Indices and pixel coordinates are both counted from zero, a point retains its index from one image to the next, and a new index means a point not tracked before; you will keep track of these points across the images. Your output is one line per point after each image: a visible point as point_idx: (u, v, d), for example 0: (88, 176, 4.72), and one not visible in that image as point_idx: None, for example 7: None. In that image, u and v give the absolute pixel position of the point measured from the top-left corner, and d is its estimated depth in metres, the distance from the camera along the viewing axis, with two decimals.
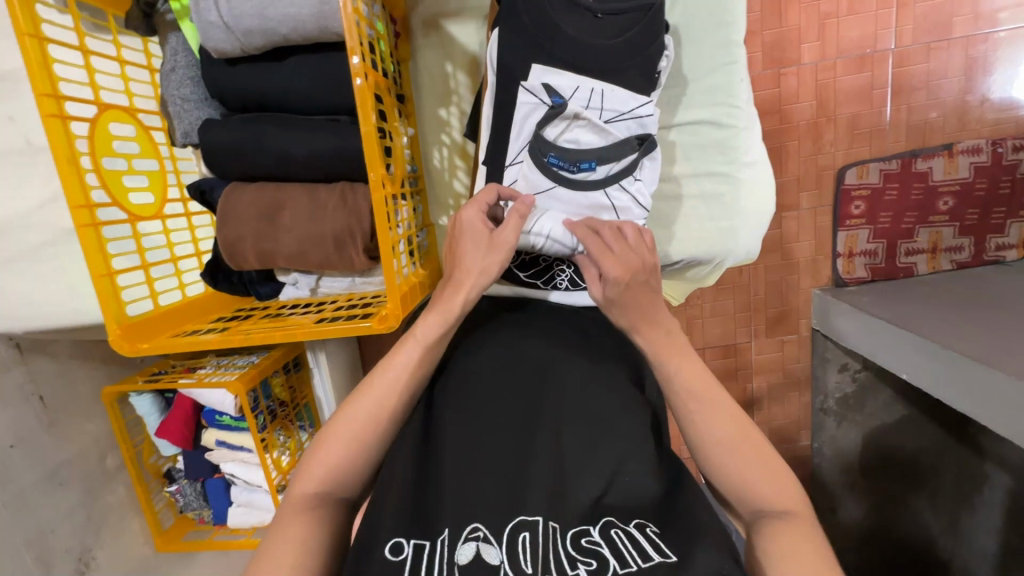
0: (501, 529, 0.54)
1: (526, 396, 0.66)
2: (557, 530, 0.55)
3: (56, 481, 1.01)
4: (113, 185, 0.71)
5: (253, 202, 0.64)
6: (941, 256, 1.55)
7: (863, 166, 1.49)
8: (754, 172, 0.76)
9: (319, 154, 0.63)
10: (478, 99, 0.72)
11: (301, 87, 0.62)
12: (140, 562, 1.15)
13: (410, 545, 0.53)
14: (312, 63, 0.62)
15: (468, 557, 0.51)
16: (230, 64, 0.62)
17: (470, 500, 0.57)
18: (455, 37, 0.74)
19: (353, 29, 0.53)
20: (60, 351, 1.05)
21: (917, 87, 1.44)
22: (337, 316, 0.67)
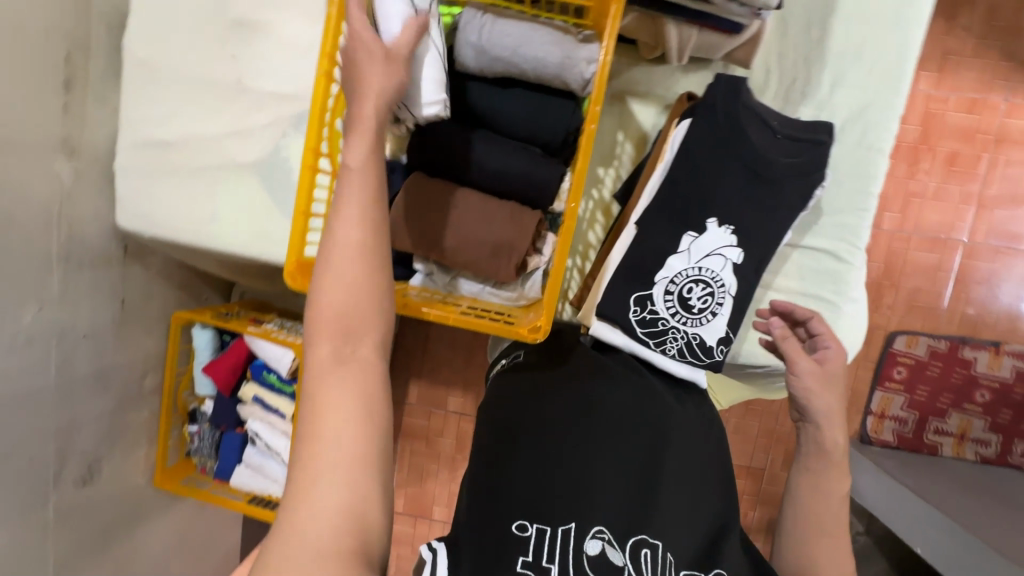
0: (625, 538, 0.57)
1: (645, 429, 0.68)
2: (673, 562, 0.56)
3: (101, 382, 1.03)
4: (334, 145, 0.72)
5: (436, 191, 0.70)
6: (967, 444, 1.58)
7: (913, 337, 1.56)
8: (857, 309, 0.83)
9: (508, 171, 0.69)
10: (643, 169, 0.80)
11: (509, 113, 0.70)
12: (133, 490, 1.13)
13: (534, 527, 0.56)
14: (530, 98, 0.70)
15: (595, 551, 0.55)
16: (462, 80, 0.70)
17: (595, 502, 0.59)
18: (635, 114, 0.84)
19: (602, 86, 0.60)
20: (153, 263, 1.09)
21: (978, 282, 1.54)
22: (473, 313, 0.71)
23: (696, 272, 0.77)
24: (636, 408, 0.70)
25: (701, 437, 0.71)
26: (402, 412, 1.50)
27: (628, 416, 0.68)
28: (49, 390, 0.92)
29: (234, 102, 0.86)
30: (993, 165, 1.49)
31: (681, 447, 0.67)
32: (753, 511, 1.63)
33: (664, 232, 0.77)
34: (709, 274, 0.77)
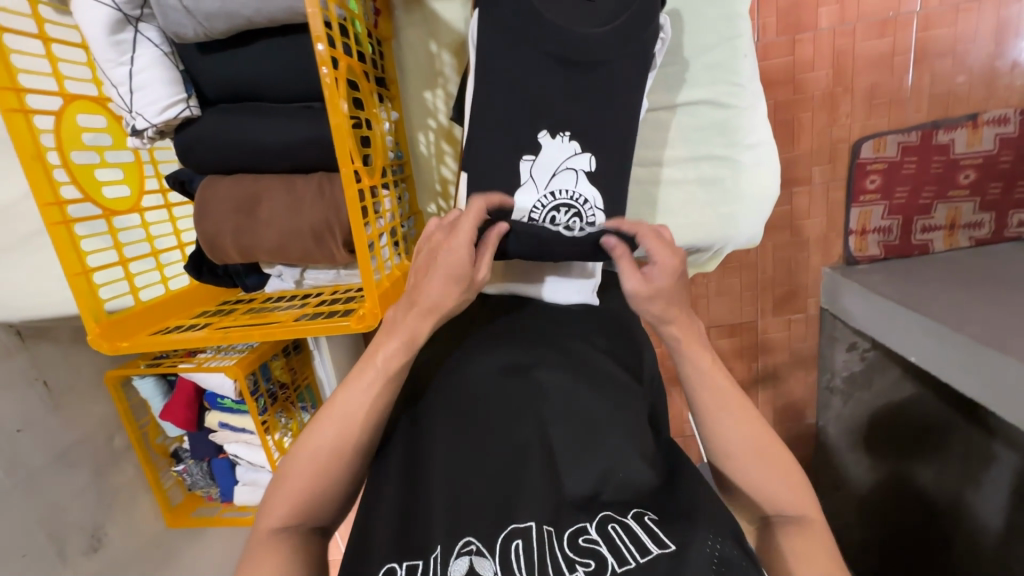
0: (494, 539, 0.56)
1: (510, 399, 0.66)
2: (551, 533, 0.57)
3: (65, 462, 1.04)
4: (85, 180, 0.75)
5: (229, 193, 0.65)
6: (959, 232, 1.49)
7: (880, 139, 1.42)
8: (753, 155, 0.81)
9: (295, 145, 0.64)
10: (461, 84, 0.76)
11: (270, 75, 0.64)
12: (151, 537, 1.19)
13: (403, 568, 0.55)
14: (278, 45, 0.62)
15: (461, 571, 0.54)
16: (202, 51, 0.63)
17: (462, 511, 0.58)
18: (439, 14, 0.76)
19: (317, 20, 0.53)
20: (61, 337, 1.06)
21: (942, 53, 1.35)
22: (318, 311, 0.70)
23: (552, 197, 0.77)
24: (509, 379, 0.67)
25: (585, 379, 0.68)
26: None
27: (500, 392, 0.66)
28: (10, 491, 0.95)
29: None
30: None
31: (559, 404, 0.66)
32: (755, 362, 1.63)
33: (506, 163, 0.75)
34: (566, 195, 0.76)
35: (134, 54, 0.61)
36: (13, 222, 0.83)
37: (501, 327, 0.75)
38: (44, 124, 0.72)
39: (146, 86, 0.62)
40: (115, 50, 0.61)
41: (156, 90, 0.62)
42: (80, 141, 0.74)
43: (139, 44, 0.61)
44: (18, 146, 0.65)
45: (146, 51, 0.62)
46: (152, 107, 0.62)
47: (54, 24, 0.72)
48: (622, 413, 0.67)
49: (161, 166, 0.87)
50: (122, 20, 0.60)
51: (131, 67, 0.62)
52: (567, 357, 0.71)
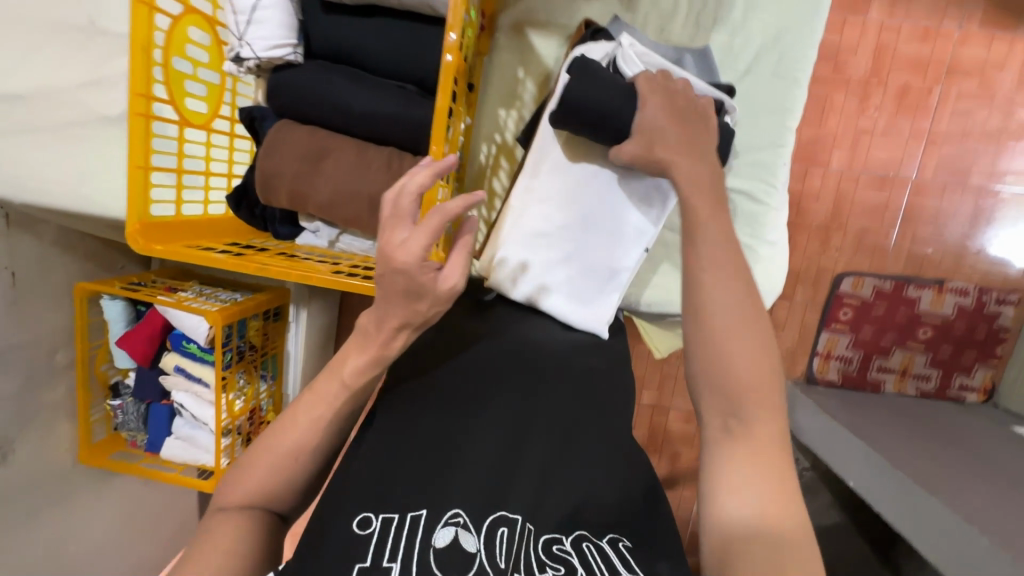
0: (480, 520, 0.57)
1: (502, 399, 0.71)
2: (531, 531, 0.58)
3: (0, 362, 0.97)
4: (175, 86, 0.76)
5: (301, 141, 0.68)
6: (908, 380, 1.61)
7: (859, 278, 1.56)
8: (771, 251, 0.90)
9: (381, 115, 0.68)
10: (540, 110, 0.84)
11: (377, 50, 0.68)
12: (55, 469, 1.09)
13: (377, 520, 0.56)
14: (397, 29, 0.68)
15: (445, 541, 0.54)
16: (325, 11, 0.68)
17: (451, 484, 0.60)
18: (536, 48, 0.86)
19: (457, 12, 0.59)
20: (46, 235, 1.01)
21: (925, 220, 1.52)
22: (352, 272, 0.71)
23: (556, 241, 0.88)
24: (489, 385, 0.73)
25: (567, 401, 0.72)
26: None
27: (484, 399, 0.70)
28: None
29: (87, 49, 0.75)
30: (943, 98, 1.45)
31: (533, 418, 0.69)
32: None
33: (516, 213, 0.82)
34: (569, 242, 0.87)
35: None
36: None
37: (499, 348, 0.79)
38: (159, 23, 0.74)
39: (263, 23, 0.66)
40: None
41: (271, 27, 0.66)
42: (183, 50, 0.77)
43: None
44: (133, 32, 0.68)
45: None
46: (262, 42, 0.66)
47: None
48: (608, 447, 0.69)
49: (238, 98, 0.90)
50: None
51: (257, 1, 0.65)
52: (555, 379, 0.75)
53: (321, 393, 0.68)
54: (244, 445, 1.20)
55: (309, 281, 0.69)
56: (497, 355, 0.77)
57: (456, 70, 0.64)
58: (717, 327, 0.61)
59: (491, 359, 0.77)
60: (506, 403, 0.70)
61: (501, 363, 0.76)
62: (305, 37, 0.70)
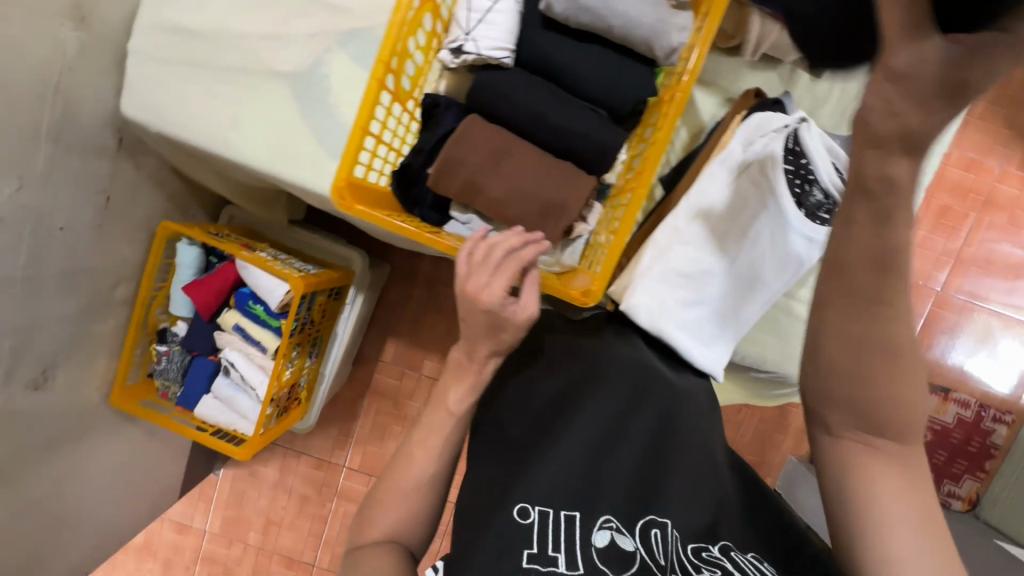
0: (631, 524, 0.66)
1: (619, 419, 0.76)
2: (678, 537, 0.65)
3: (71, 282, 0.94)
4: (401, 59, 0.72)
5: (491, 138, 0.73)
6: None
7: None
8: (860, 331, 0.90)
9: (576, 130, 0.74)
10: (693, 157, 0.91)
11: (582, 71, 0.74)
12: (81, 404, 1.04)
13: (534, 512, 0.65)
14: (608, 56, 0.74)
15: (603, 542, 0.63)
16: (544, 26, 0.75)
17: (597, 494, 0.68)
18: (697, 103, 0.94)
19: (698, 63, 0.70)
20: (146, 166, 1.00)
21: (941, 331, 1.65)
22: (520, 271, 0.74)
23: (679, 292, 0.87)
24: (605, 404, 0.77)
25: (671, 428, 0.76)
26: (374, 368, 1.64)
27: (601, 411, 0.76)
28: (14, 279, 0.83)
29: (277, 5, 0.79)
30: (974, 226, 1.61)
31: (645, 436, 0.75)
32: None
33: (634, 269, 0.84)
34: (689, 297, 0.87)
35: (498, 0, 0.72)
36: None
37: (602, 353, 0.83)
38: None
39: (489, 26, 0.73)
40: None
41: (495, 30, 0.73)
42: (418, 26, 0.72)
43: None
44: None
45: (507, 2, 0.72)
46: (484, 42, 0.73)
47: None
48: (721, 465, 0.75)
49: None
50: None
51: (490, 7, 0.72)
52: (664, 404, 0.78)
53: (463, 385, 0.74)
54: (277, 418, 1.17)
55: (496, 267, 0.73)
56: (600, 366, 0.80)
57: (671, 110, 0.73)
58: (901, 350, 0.53)
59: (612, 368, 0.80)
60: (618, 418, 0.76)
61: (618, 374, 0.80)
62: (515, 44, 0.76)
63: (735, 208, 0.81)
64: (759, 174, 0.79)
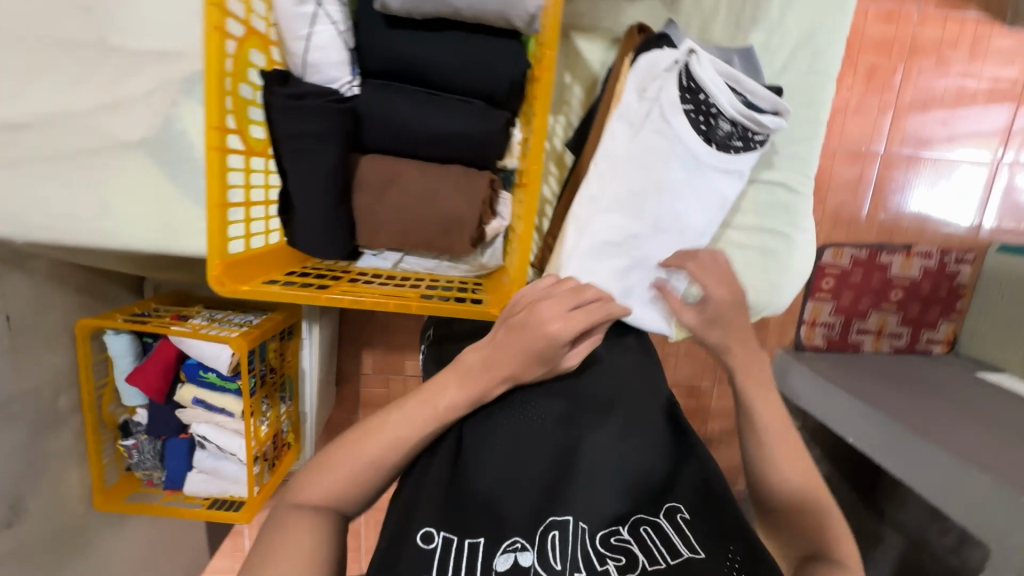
0: (532, 533, 0.64)
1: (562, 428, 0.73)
2: (585, 530, 0.66)
3: (4, 414, 0.89)
4: (240, 114, 0.64)
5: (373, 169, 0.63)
6: (884, 339, 1.75)
7: (839, 248, 1.67)
8: (807, 238, 0.88)
9: (455, 133, 0.64)
10: (590, 116, 0.84)
11: (442, 63, 0.63)
12: (68, 520, 1.02)
13: (439, 537, 0.61)
14: (469, 40, 0.63)
15: (505, 565, 0.61)
16: (388, 25, 0.62)
17: (512, 513, 0.65)
18: (581, 53, 0.87)
19: (558, 24, 0.58)
20: (37, 270, 0.92)
21: (893, 190, 1.65)
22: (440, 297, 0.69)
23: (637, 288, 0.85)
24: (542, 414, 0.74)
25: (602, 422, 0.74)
26: (358, 383, 1.62)
27: (533, 418, 0.73)
28: None
29: (99, 67, 0.69)
30: (906, 75, 1.56)
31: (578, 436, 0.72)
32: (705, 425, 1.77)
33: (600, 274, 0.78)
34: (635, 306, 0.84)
35: (314, 25, 0.59)
36: None
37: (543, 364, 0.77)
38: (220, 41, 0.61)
39: (329, 67, 0.60)
40: (295, 20, 0.58)
41: (330, 58, 0.60)
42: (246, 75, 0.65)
43: (328, 16, 0.60)
44: (206, 55, 0.56)
45: (325, 27, 0.59)
46: (327, 74, 0.61)
47: None
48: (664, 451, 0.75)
49: None
50: None
51: (307, 36, 0.59)
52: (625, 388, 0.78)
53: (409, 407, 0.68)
54: (269, 470, 1.16)
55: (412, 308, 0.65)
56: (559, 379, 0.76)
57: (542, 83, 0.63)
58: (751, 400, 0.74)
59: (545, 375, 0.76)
60: (543, 423, 0.73)
61: (553, 384, 0.76)
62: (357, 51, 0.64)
63: (644, 160, 0.76)
64: (661, 120, 0.76)
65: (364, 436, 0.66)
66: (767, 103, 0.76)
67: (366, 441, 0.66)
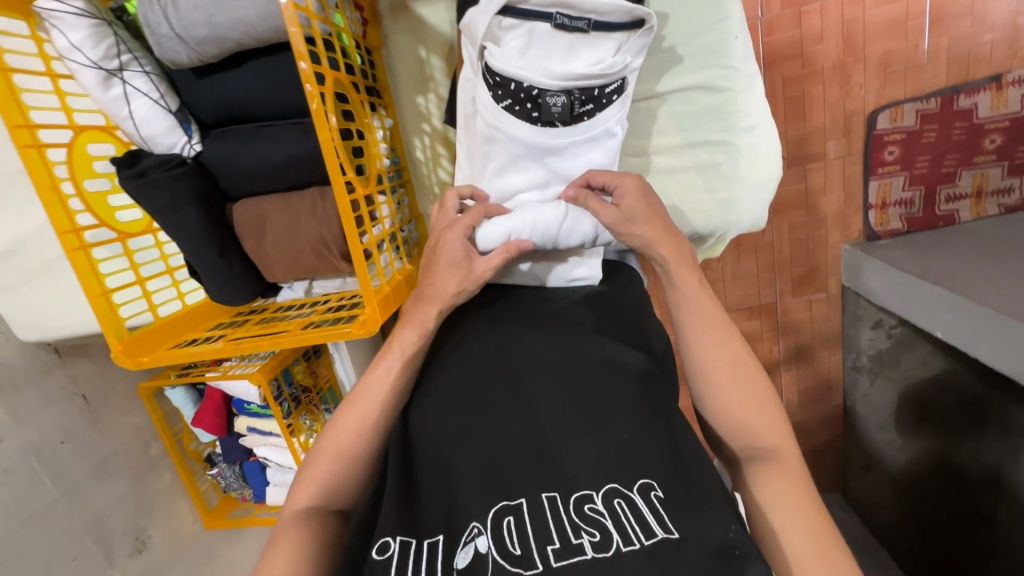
0: (487, 514, 0.55)
1: (507, 383, 0.66)
2: (557, 499, 0.55)
3: (107, 470, 1.10)
4: (98, 206, 0.77)
5: (244, 218, 0.72)
6: (986, 200, 1.44)
7: (897, 108, 1.37)
8: (752, 137, 0.81)
9: (303, 158, 0.70)
10: (453, 85, 0.78)
11: (266, 95, 0.68)
12: (189, 538, 1.25)
13: (396, 543, 0.55)
14: (272, 64, 0.67)
15: (466, 561, 0.52)
16: (198, 76, 0.68)
17: (474, 478, 0.58)
18: (426, 20, 0.79)
19: (297, 33, 0.55)
20: (96, 353, 1.11)
21: (960, 14, 1.29)
22: (327, 319, 0.76)
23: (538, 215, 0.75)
24: (481, 371, 0.67)
25: (548, 384, 0.65)
26: None
27: (481, 383, 0.66)
28: (56, 498, 1.01)
29: None
30: None
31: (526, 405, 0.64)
32: (775, 346, 1.60)
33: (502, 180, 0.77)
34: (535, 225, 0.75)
35: (131, 105, 0.67)
36: (41, 248, 0.89)
37: (491, 338, 0.71)
38: (57, 156, 0.74)
39: (163, 133, 0.69)
40: (115, 106, 0.67)
41: (155, 127, 0.68)
42: (91, 169, 0.76)
43: (140, 87, 0.67)
44: (33, 177, 0.68)
45: (140, 101, 0.67)
46: (163, 138, 0.69)
47: (57, 59, 0.73)
48: (640, 398, 0.64)
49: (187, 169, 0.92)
50: (107, 76, 0.65)
51: (131, 116, 0.68)
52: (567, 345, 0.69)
53: (331, 435, 0.67)
54: None
55: (287, 344, 0.73)
56: (500, 343, 0.70)
57: (333, 89, 0.62)
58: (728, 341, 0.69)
59: (480, 348, 0.70)
60: (499, 390, 0.65)
61: (479, 356, 0.69)
62: (188, 105, 0.71)
63: (498, 171, 0.75)
64: (489, 122, 0.71)
65: (318, 447, 0.66)
66: (618, 15, 0.67)
67: (315, 464, 0.66)
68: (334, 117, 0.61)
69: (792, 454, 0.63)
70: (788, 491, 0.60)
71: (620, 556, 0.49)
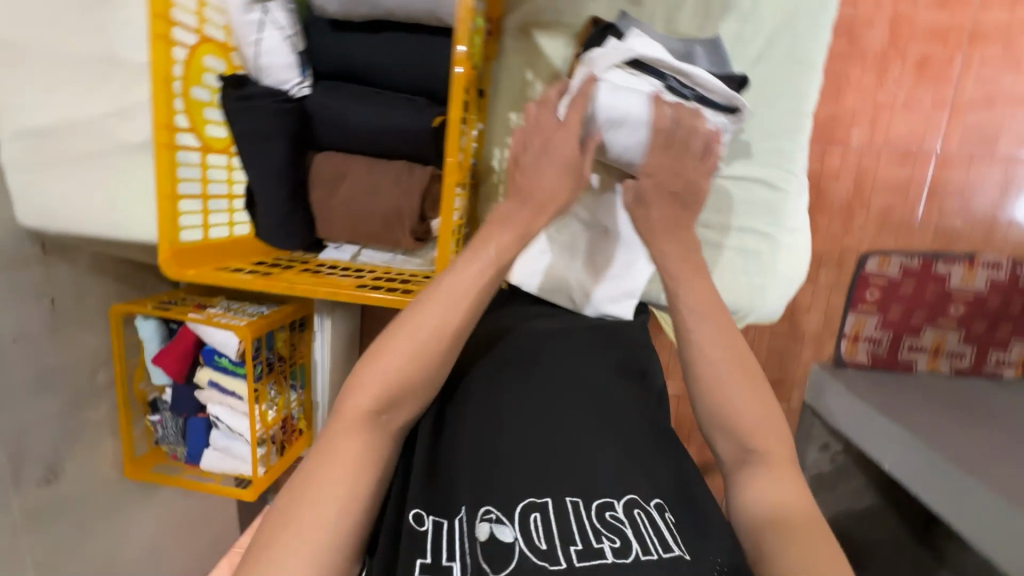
0: (511, 510, 0.63)
1: (537, 384, 0.74)
2: (577, 504, 0.64)
3: (45, 385, 1.01)
4: (195, 114, 0.79)
5: (323, 166, 0.79)
6: (941, 358, 1.58)
7: (886, 257, 1.52)
8: (792, 237, 0.91)
9: (398, 131, 0.76)
10: None
11: (383, 62, 0.76)
12: (101, 483, 1.14)
13: (429, 519, 0.61)
14: (404, 40, 0.76)
15: (484, 536, 0.61)
16: (333, 27, 0.77)
17: (506, 472, 0.65)
18: (543, 49, 0.88)
19: (462, 25, 0.64)
20: (80, 261, 1.05)
21: (952, 193, 1.47)
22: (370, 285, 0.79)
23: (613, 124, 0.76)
24: (512, 368, 0.75)
25: (571, 395, 0.73)
26: None
27: (511, 376, 0.74)
28: None
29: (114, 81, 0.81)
30: (966, 66, 1.39)
31: (554, 407, 0.71)
32: None
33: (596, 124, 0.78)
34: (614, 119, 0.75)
35: (261, 32, 0.74)
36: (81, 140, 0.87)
37: (528, 338, 0.79)
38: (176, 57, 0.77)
39: (277, 66, 0.76)
40: (246, 28, 0.74)
41: (275, 59, 0.76)
42: (201, 79, 0.79)
43: (275, 22, 0.75)
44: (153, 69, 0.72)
45: (271, 33, 0.74)
46: (276, 70, 0.77)
47: None
48: None
49: None
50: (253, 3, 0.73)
51: (258, 41, 0.75)
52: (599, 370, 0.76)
53: (397, 345, 0.63)
54: (279, 453, 1.22)
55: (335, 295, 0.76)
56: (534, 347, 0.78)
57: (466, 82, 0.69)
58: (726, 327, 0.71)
59: (515, 346, 0.78)
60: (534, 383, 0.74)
61: (517, 353, 0.77)
62: (308, 50, 0.79)
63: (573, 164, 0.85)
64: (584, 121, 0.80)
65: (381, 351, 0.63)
66: (720, 96, 0.77)
67: (371, 368, 0.63)
68: (463, 105, 0.68)
69: (780, 450, 0.66)
70: (772, 488, 0.63)
71: (638, 563, 0.58)
